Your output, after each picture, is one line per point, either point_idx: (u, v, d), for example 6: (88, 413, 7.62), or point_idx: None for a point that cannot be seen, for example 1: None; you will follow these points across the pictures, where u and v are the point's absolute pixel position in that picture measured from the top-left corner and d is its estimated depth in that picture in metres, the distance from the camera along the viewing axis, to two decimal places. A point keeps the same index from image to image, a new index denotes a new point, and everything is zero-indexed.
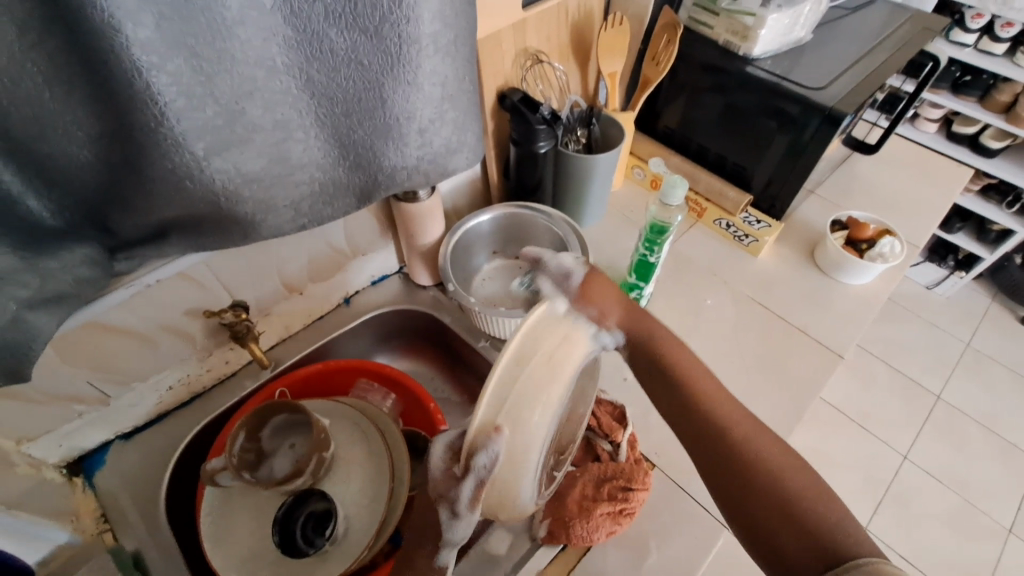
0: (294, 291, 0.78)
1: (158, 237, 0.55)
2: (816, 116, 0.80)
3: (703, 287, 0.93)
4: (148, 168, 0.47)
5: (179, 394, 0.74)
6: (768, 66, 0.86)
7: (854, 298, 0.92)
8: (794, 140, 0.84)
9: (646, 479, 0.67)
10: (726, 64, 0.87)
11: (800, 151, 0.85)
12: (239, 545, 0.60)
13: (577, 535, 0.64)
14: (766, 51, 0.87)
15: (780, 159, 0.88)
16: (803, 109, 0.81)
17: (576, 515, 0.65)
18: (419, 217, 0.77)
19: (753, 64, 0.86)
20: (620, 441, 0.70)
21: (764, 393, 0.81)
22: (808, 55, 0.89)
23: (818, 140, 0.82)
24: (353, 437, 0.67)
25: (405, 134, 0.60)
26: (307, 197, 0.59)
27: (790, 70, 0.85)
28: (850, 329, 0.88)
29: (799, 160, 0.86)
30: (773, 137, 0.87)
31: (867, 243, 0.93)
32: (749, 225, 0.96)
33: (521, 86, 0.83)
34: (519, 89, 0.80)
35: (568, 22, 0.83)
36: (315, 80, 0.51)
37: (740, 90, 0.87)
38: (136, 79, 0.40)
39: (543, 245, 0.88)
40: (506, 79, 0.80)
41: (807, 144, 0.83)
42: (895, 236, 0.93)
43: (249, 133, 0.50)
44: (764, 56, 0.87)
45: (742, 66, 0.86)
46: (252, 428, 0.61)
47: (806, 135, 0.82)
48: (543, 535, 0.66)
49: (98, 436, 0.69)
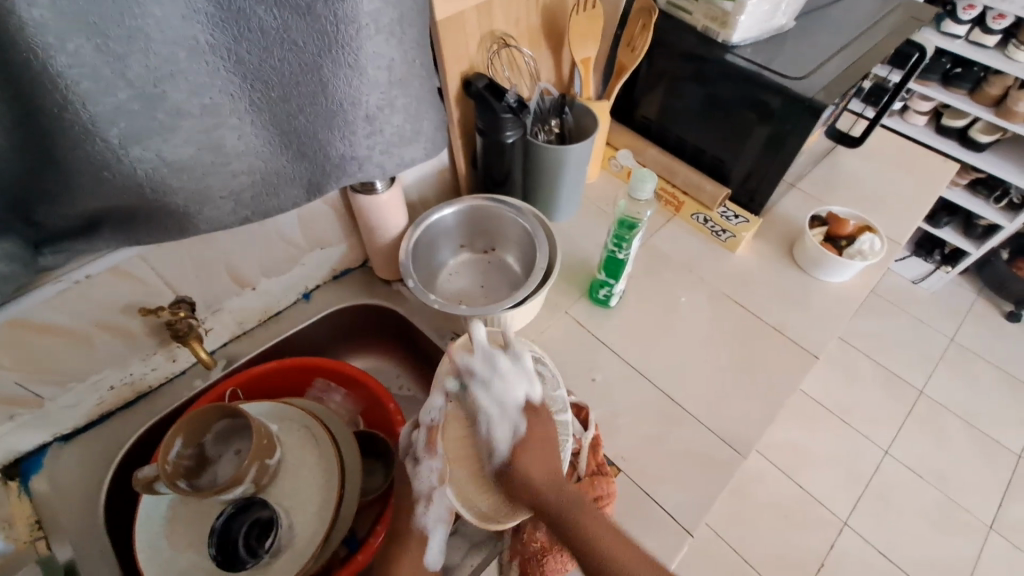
0: (247, 286, 0.74)
1: (85, 233, 0.51)
2: (796, 108, 0.76)
3: (678, 283, 0.91)
4: (61, 156, 0.43)
5: (123, 393, 0.70)
6: (748, 54, 0.82)
7: (832, 296, 0.89)
8: (773, 132, 0.81)
9: (611, 487, 0.64)
10: (704, 52, 0.83)
11: (778, 143, 0.82)
12: (177, 555, 0.57)
13: (552, 568, 0.61)
14: (746, 39, 0.83)
15: (759, 152, 0.85)
16: (783, 100, 0.77)
17: (549, 550, 0.60)
18: (378, 209, 0.73)
19: (733, 52, 0.82)
20: (581, 450, 0.66)
21: (739, 397, 0.79)
22: (791, 43, 0.85)
23: (798, 134, 0.79)
24: (303, 442, 0.64)
25: (351, 120, 0.56)
26: (249, 187, 0.55)
27: (771, 59, 0.81)
28: (829, 330, 0.85)
29: (777, 154, 0.83)
30: (752, 129, 0.84)
31: (847, 239, 0.90)
32: (726, 220, 0.93)
33: (488, 71, 0.79)
34: (485, 75, 0.76)
35: (538, 4, 0.79)
36: (245, 63, 0.47)
37: (720, 80, 0.84)
38: (30, 58, 0.36)
39: (512, 239, 0.85)
40: (472, 64, 0.76)
41: (785, 137, 0.80)
42: (877, 233, 0.91)
43: (175, 119, 0.46)
44: (743, 44, 0.83)
45: (721, 53, 0.82)
46: (190, 435, 0.57)
47: (785, 127, 0.79)
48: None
49: (35, 439, 0.65)
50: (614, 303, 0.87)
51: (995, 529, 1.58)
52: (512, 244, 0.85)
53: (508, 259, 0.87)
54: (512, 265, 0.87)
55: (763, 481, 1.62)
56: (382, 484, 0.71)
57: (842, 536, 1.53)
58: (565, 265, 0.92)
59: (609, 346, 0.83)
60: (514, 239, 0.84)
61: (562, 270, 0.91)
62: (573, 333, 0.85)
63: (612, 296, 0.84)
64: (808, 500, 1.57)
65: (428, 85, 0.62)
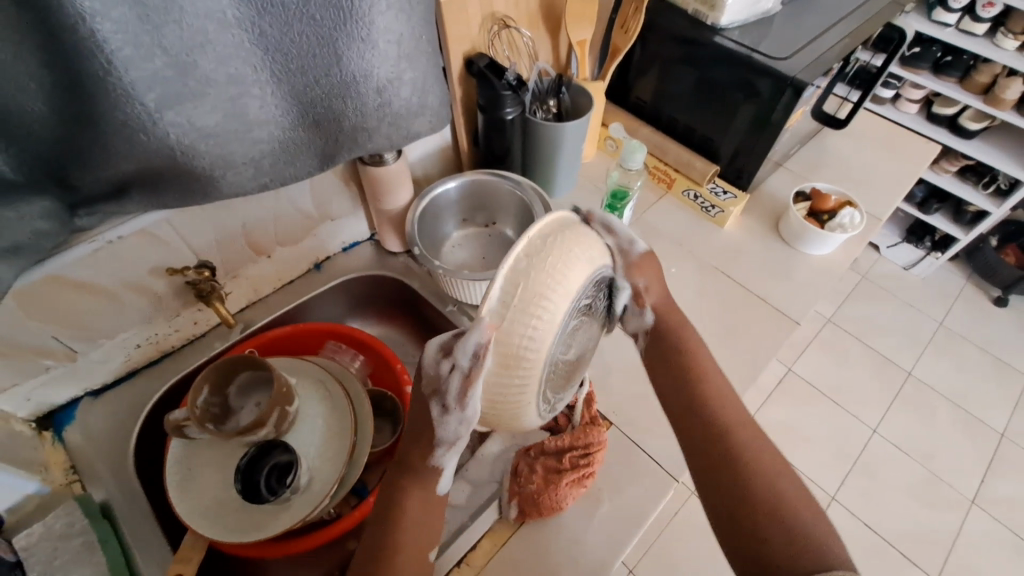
0: (262, 254, 0.79)
1: (117, 194, 0.56)
2: (779, 86, 0.81)
3: (669, 256, 0.95)
4: (101, 119, 0.47)
5: (147, 353, 0.75)
6: (736, 36, 0.86)
7: (815, 268, 0.94)
8: (758, 110, 0.85)
9: (601, 435, 0.70)
10: (694, 34, 0.87)
11: (763, 121, 0.86)
12: (202, 493, 0.62)
13: (545, 506, 0.68)
14: (734, 22, 0.87)
15: (746, 131, 0.90)
16: (767, 78, 0.82)
17: (544, 489, 0.68)
18: (385, 181, 0.78)
19: (721, 34, 0.86)
20: (575, 404, 0.74)
21: (724, 360, 0.83)
22: (776, 26, 0.89)
23: (781, 112, 0.83)
24: (317, 394, 0.69)
25: (363, 92, 0.61)
26: (268, 154, 0.60)
27: (757, 41, 0.86)
28: (810, 299, 0.90)
29: (763, 132, 0.87)
30: (739, 108, 0.88)
31: (829, 214, 0.95)
32: (715, 196, 0.97)
33: (489, 51, 0.83)
34: (486, 55, 0.80)
35: None
36: (267, 35, 0.51)
37: (709, 61, 0.88)
38: (79, 25, 0.41)
39: (511, 212, 0.89)
40: (473, 44, 0.80)
41: (770, 115, 0.84)
42: (858, 207, 0.95)
43: (204, 87, 0.50)
44: (731, 27, 0.87)
45: (710, 35, 0.87)
46: (215, 382, 0.62)
47: (769, 105, 0.84)
48: (513, 515, 0.69)
49: (68, 392, 0.70)
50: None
51: (977, 504, 1.64)
52: (511, 217, 0.90)
53: (507, 232, 0.91)
54: (511, 237, 0.91)
55: None
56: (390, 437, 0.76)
57: (830, 510, 1.59)
58: None
59: None
60: (513, 211, 0.89)
61: None
62: None
63: None
64: (797, 475, 1.63)
65: (432, 61, 0.66)
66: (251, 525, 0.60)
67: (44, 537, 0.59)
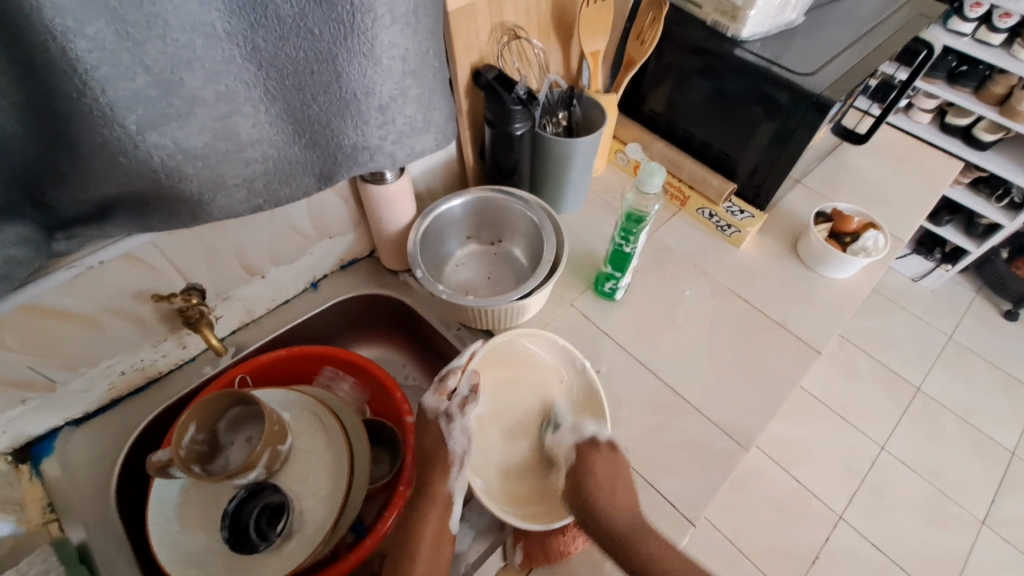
0: (255, 274, 0.74)
1: (98, 217, 0.51)
2: (804, 104, 0.76)
3: (683, 278, 0.91)
4: (78, 140, 0.43)
5: (133, 379, 0.71)
6: (758, 49, 0.82)
7: (835, 292, 0.90)
8: (780, 128, 0.81)
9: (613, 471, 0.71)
10: (714, 46, 0.83)
11: (785, 140, 0.82)
12: (190, 538, 0.58)
13: (553, 549, 0.65)
14: (755, 34, 0.83)
15: (766, 148, 0.85)
16: (791, 95, 0.77)
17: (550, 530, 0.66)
18: (386, 199, 0.74)
19: (742, 46, 0.82)
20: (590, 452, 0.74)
21: (740, 392, 0.79)
22: (799, 39, 0.85)
23: (804, 130, 0.79)
24: (312, 427, 0.65)
25: (364, 110, 0.57)
26: (261, 175, 0.56)
27: (779, 54, 0.81)
28: (830, 326, 0.86)
29: (784, 150, 0.83)
30: (760, 125, 0.84)
31: (851, 236, 0.91)
32: (732, 215, 0.93)
33: (497, 62, 0.79)
34: (494, 66, 0.76)
35: None
36: (261, 50, 0.47)
37: (728, 74, 0.84)
38: (51, 43, 0.37)
39: (519, 231, 0.85)
40: (481, 55, 0.76)
41: (793, 133, 0.80)
42: (880, 230, 0.91)
43: (192, 105, 0.46)
44: (753, 39, 0.83)
45: (730, 48, 0.82)
46: (203, 419, 0.58)
47: (792, 123, 0.79)
48: (518, 560, 0.66)
49: (46, 422, 0.66)
50: (619, 297, 0.88)
51: (988, 524, 1.60)
52: (521, 237, 0.86)
53: (515, 251, 0.87)
54: (518, 257, 0.87)
55: (758, 476, 1.63)
56: (388, 470, 0.72)
57: (837, 529, 1.55)
58: (571, 257, 0.93)
59: (614, 338, 0.84)
60: (521, 231, 0.85)
61: (568, 262, 0.92)
62: (578, 324, 0.85)
63: (618, 290, 0.85)
64: (804, 493, 1.59)
65: (439, 75, 0.62)
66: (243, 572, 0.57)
67: None
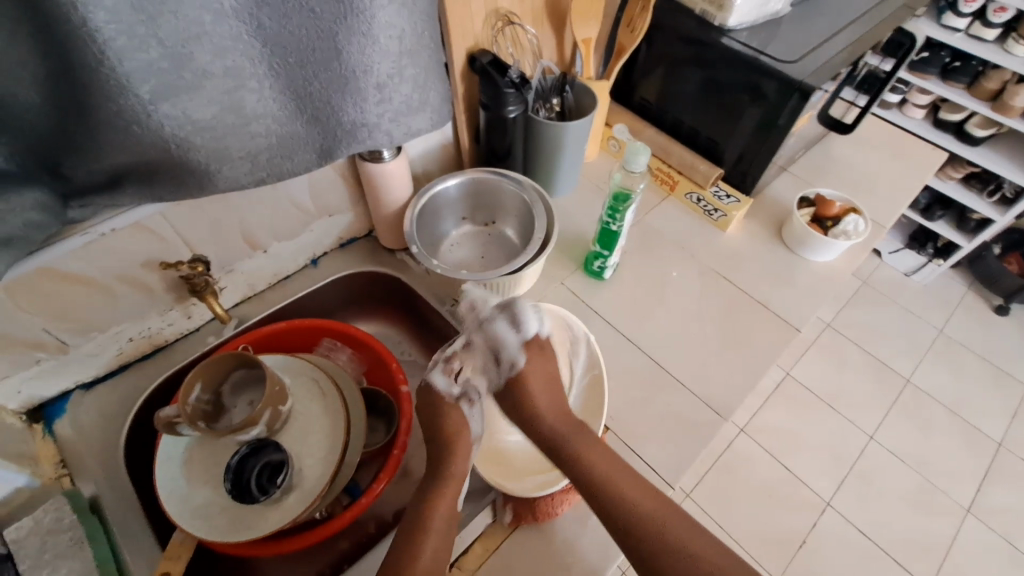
0: (258, 248, 0.78)
1: (111, 186, 0.54)
2: (786, 91, 0.79)
3: (670, 259, 0.95)
4: (95, 110, 0.46)
5: (140, 346, 0.75)
6: (744, 38, 0.85)
7: (817, 275, 0.93)
8: (763, 115, 0.84)
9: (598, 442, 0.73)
10: (701, 35, 0.86)
11: (769, 126, 0.85)
12: (196, 493, 0.61)
13: (540, 508, 0.68)
14: (742, 23, 0.86)
15: (751, 135, 0.88)
16: (775, 82, 0.80)
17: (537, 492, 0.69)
18: (384, 178, 0.77)
19: (729, 35, 0.85)
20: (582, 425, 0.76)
21: (723, 368, 0.82)
22: (785, 28, 0.88)
23: (787, 116, 0.82)
24: (311, 393, 0.68)
25: (363, 88, 0.61)
26: (266, 149, 0.59)
27: (765, 43, 0.84)
28: (812, 305, 0.89)
29: (768, 136, 0.86)
30: (745, 111, 0.87)
31: (833, 220, 0.94)
32: (719, 199, 0.96)
33: (492, 48, 0.82)
34: (489, 51, 0.79)
35: None
36: (266, 28, 0.50)
37: (716, 62, 0.86)
38: (72, 13, 0.40)
39: (512, 211, 0.88)
40: (477, 41, 0.79)
41: (776, 120, 0.83)
42: (860, 214, 0.95)
43: (201, 79, 0.49)
44: (740, 28, 0.86)
45: (718, 36, 0.85)
46: (209, 381, 0.62)
47: (775, 109, 0.82)
48: (507, 519, 0.69)
49: (59, 385, 0.70)
50: (608, 276, 0.91)
51: (973, 513, 1.63)
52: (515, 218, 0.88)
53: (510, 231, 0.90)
54: (512, 237, 0.91)
55: (747, 462, 1.67)
56: (384, 438, 0.76)
57: (824, 515, 1.58)
58: (563, 239, 0.96)
59: (602, 316, 0.88)
60: (515, 212, 0.88)
61: (559, 244, 0.95)
62: (568, 303, 0.89)
63: (606, 268, 0.88)
64: (792, 480, 1.62)
65: (430, 56, 0.65)
66: (244, 524, 0.60)
67: (33, 532, 0.59)
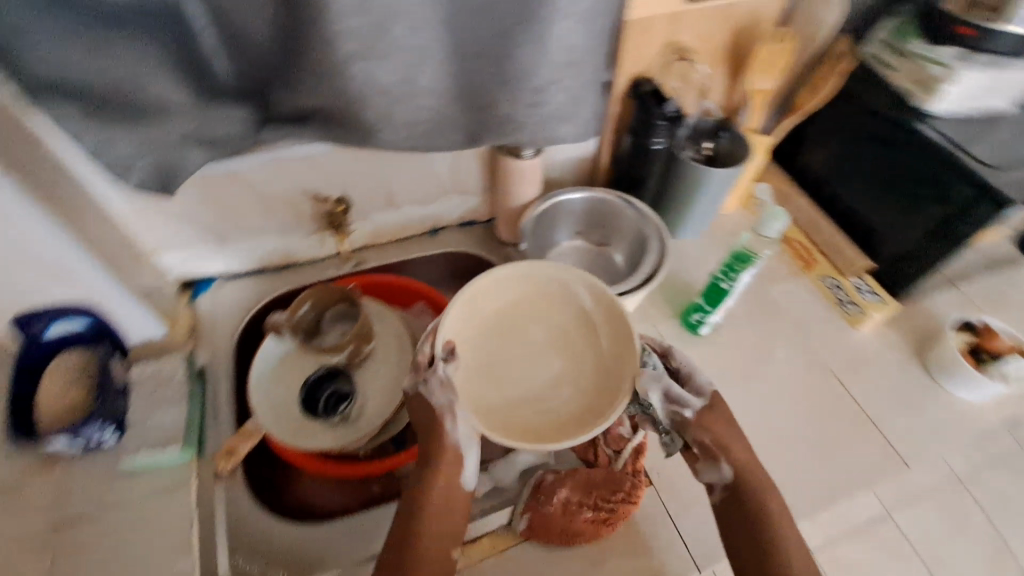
0: (391, 204, 0.86)
1: (300, 120, 0.64)
2: (981, 201, 0.69)
3: (780, 339, 0.87)
4: (303, 54, 0.55)
5: (276, 256, 0.87)
6: (946, 129, 0.74)
7: (952, 415, 0.81)
8: (943, 219, 0.74)
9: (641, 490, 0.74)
10: (896, 115, 0.77)
11: (946, 233, 0.74)
12: (275, 393, 0.70)
13: (556, 529, 0.71)
14: (948, 112, 0.75)
15: (920, 237, 0.79)
16: (970, 188, 0.70)
17: (559, 515, 0.71)
18: (517, 174, 0.81)
19: (928, 121, 0.75)
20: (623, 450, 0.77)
21: (799, 471, 0.75)
22: (1003, 131, 0.75)
23: (971, 228, 0.71)
24: (392, 343, 0.76)
25: (522, 88, 0.64)
26: (425, 121, 0.66)
27: (971, 141, 0.73)
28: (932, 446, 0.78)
29: (941, 244, 0.76)
30: (921, 209, 0.77)
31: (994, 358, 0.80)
32: (858, 293, 0.87)
33: (658, 78, 0.82)
34: (654, 81, 0.81)
35: (730, 27, 0.80)
36: (450, 24, 0.57)
37: (905, 148, 0.77)
38: None
39: (627, 235, 0.88)
40: (646, 68, 0.80)
41: (957, 229, 0.73)
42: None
43: (386, 58, 0.57)
44: (943, 117, 0.75)
45: (915, 121, 0.75)
46: (316, 303, 0.73)
47: (957, 217, 0.72)
48: (521, 529, 0.72)
49: (211, 266, 0.84)
50: (704, 333, 0.86)
51: None
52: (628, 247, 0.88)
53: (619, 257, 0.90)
54: (619, 263, 0.90)
55: None
56: None
57: None
58: (671, 283, 0.93)
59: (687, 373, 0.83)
60: (629, 238, 0.88)
61: (666, 287, 0.92)
62: (654, 346, 0.86)
63: (704, 325, 0.85)
64: None
65: (592, 78, 0.68)
66: (303, 434, 0.68)
67: None
